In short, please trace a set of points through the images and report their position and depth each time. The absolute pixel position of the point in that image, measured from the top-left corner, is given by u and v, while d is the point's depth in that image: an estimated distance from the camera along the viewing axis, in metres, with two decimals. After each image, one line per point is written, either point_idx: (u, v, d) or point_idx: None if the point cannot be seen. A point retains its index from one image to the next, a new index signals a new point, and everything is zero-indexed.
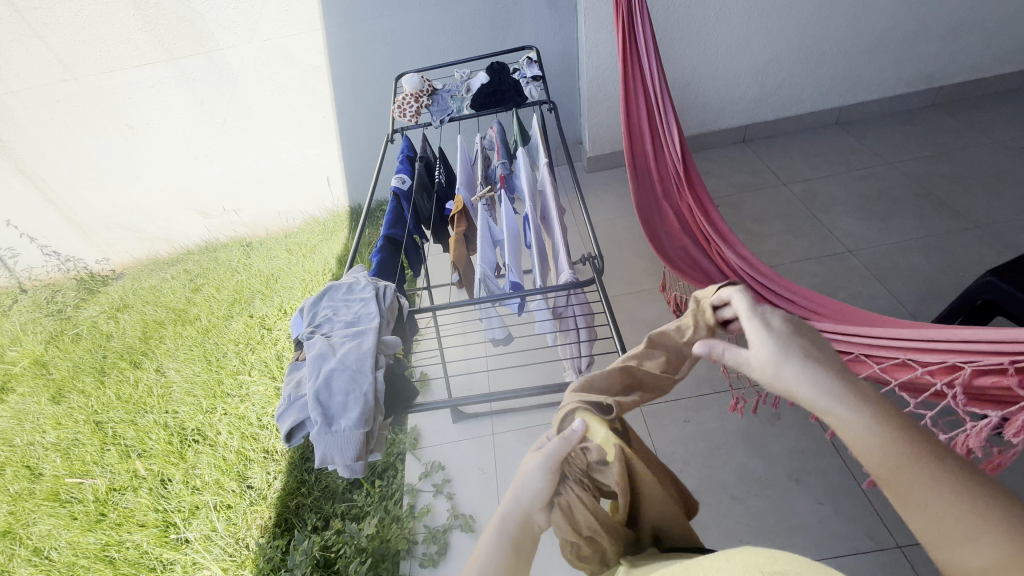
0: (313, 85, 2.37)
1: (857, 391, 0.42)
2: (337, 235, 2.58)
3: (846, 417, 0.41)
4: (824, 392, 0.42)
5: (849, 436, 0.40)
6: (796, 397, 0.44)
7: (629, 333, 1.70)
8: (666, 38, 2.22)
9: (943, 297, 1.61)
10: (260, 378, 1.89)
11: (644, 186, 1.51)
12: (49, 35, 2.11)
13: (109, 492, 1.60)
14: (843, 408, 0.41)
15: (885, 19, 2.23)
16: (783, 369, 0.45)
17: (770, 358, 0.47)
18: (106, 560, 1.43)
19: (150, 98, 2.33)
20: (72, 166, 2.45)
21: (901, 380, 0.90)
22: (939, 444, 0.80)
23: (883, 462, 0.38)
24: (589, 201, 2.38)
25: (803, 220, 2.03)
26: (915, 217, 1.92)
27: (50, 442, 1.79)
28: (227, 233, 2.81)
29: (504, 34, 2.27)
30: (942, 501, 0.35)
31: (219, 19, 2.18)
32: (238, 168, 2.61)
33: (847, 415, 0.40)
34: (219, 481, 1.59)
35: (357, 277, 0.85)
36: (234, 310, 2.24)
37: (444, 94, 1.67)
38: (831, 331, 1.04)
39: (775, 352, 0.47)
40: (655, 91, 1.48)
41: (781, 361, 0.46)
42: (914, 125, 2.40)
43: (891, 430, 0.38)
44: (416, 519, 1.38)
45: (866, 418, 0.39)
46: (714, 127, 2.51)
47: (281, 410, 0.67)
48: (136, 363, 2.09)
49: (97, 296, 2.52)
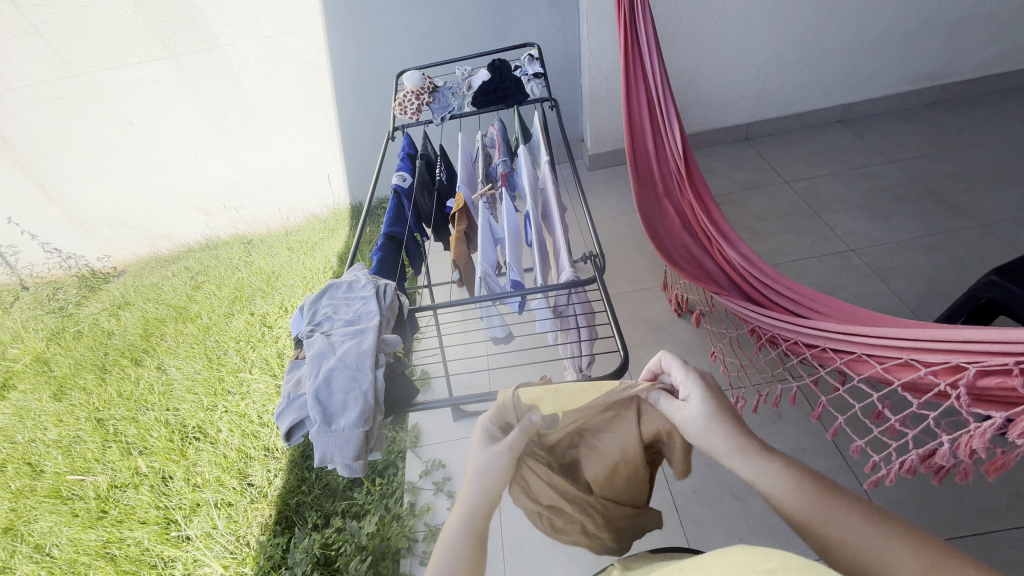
0: (313, 82, 2.36)
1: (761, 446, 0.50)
2: (338, 233, 2.57)
3: (765, 484, 0.48)
4: (747, 462, 0.49)
5: (770, 493, 0.48)
6: (721, 457, 0.51)
7: (630, 332, 1.70)
8: (668, 35, 2.20)
9: (946, 296, 1.60)
10: (261, 375, 1.89)
11: (646, 184, 1.51)
12: (49, 31, 2.12)
13: (110, 490, 1.60)
14: (762, 473, 0.48)
15: (889, 16, 2.22)
16: (710, 431, 0.52)
17: (698, 431, 0.53)
18: (108, 557, 1.43)
19: (151, 95, 2.33)
20: (73, 162, 2.47)
21: (903, 381, 0.92)
22: (942, 445, 0.79)
23: (803, 512, 0.45)
24: (591, 199, 2.37)
25: (805, 218, 2.02)
26: (917, 216, 1.91)
27: (52, 439, 1.79)
28: (228, 231, 2.81)
29: (505, 31, 2.26)
30: (844, 527, 0.44)
31: (219, 15, 2.17)
32: (238, 165, 2.60)
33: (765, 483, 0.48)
34: (220, 479, 1.59)
35: (358, 275, 0.85)
36: (235, 307, 2.24)
37: (445, 91, 1.67)
38: (832, 329, 1.03)
39: (702, 422, 0.53)
40: (657, 89, 1.48)
41: (709, 436, 0.52)
42: (918, 122, 2.38)
43: (799, 480, 0.47)
44: (417, 518, 1.39)
45: (775, 476, 0.48)
46: (716, 124, 2.50)
47: (280, 409, 0.67)
48: (137, 361, 2.09)
49: (98, 293, 2.56)
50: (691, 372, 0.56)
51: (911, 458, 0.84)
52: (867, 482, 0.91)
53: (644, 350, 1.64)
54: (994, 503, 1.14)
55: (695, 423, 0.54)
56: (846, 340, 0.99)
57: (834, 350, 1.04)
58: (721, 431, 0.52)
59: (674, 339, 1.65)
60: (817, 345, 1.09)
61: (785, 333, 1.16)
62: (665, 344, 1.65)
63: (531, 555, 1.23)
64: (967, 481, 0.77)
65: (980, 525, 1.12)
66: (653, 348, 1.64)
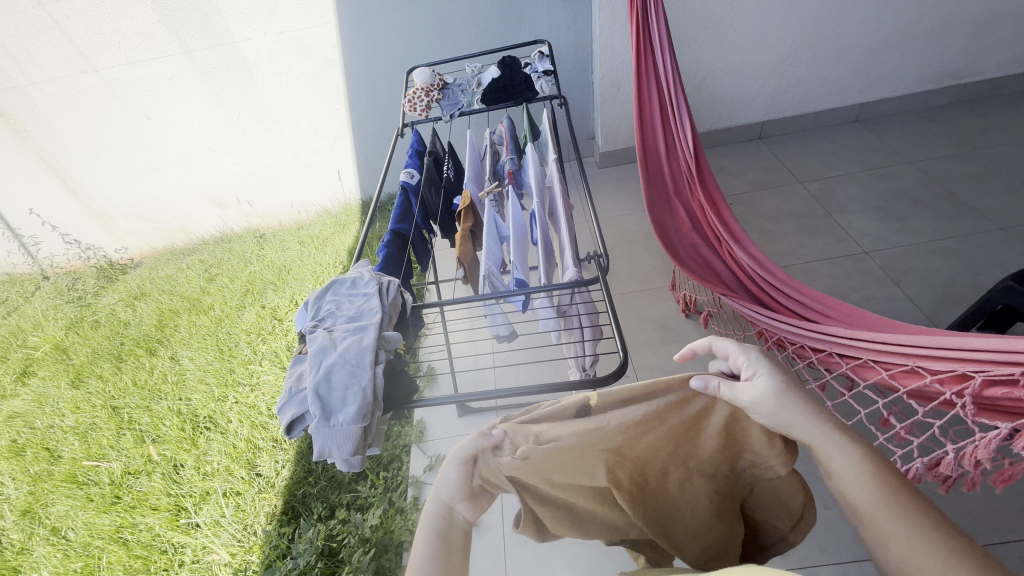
0: (326, 78, 2.38)
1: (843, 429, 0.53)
2: (348, 227, 2.59)
3: (835, 464, 0.52)
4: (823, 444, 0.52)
5: (842, 471, 0.51)
6: (796, 427, 0.53)
7: (637, 332, 1.69)
8: (682, 32, 2.18)
9: (962, 301, 1.56)
10: (271, 368, 1.92)
11: (656, 183, 1.49)
12: (70, 26, 2.18)
13: (123, 476, 1.64)
14: (835, 454, 0.52)
15: (910, 13, 2.17)
16: (787, 403, 0.53)
17: (770, 409, 0.53)
18: (120, 541, 1.47)
19: (167, 90, 2.36)
20: (91, 155, 2.53)
21: (910, 388, 0.90)
22: (947, 454, 0.78)
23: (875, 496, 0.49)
24: (600, 198, 2.36)
25: (818, 219, 1.99)
26: (935, 218, 1.87)
27: (69, 425, 1.85)
28: (241, 225, 2.85)
29: (517, 28, 2.25)
30: (914, 527, 0.47)
31: (234, 12, 2.19)
32: (252, 160, 2.64)
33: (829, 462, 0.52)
34: (228, 469, 1.62)
35: (362, 271, 0.85)
36: (247, 300, 2.28)
37: (454, 88, 1.66)
38: (837, 334, 1.01)
39: (779, 400, 0.53)
40: (669, 87, 1.46)
41: (783, 408, 0.53)
42: (938, 122, 2.33)
43: (875, 472, 0.50)
44: (419, 511, 1.40)
45: (845, 460, 0.51)
46: (730, 123, 2.46)
47: (282, 402, 0.68)
48: (151, 351, 2.14)
49: (115, 284, 2.65)
50: (746, 349, 0.56)
51: (917, 466, 0.81)
52: None
53: (650, 350, 1.63)
54: (1006, 513, 1.12)
55: (774, 404, 0.53)
56: (851, 345, 0.98)
57: (840, 355, 1.03)
58: (802, 410, 0.53)
59: (681, 340, 1.64)
60: (823, 349, 1.07)
61: (792, 336, 1.14)
62: (672, 345, 1.63)
63: (532, 553, 1.23)
64: (975, 490, 0.76)
65: (991, 534, 1.10)
66: (660, 349, 1.63)
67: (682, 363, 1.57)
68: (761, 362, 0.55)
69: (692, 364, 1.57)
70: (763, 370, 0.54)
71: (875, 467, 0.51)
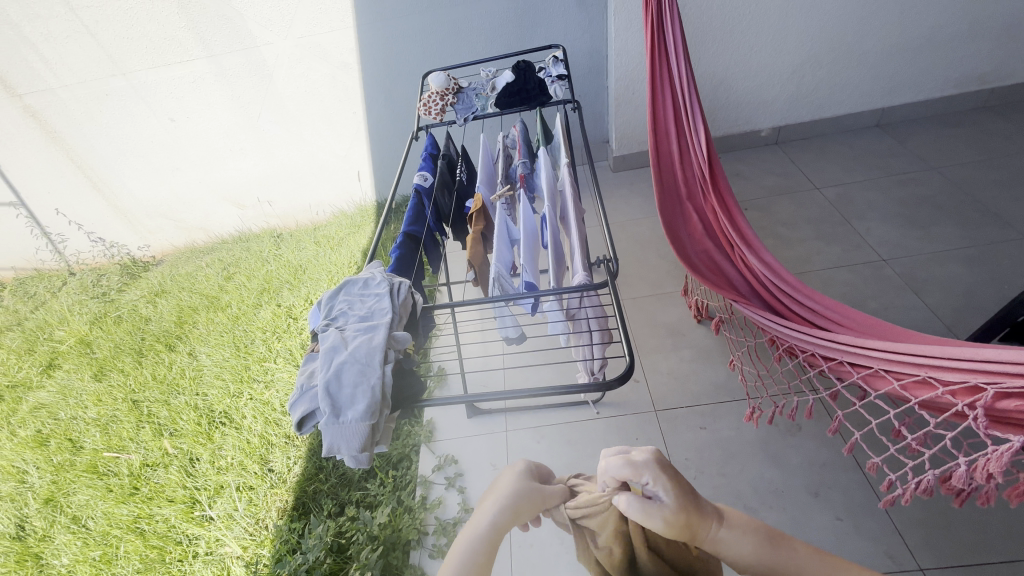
0: (343, 82, 2.41)
1: (712, 517, 0.56)
2: (363, 228, 2.63)
3: (754, 548, 0.54)
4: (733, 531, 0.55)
5: (729, 545, 0.55)
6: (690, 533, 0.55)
7: (648, 336, 1.68)
8: (699, 36, 2.16)
9: (984, 311, 1.53)
10: (285, 365, 1.95)
11: (669, 189, 1.49)
12: (99, 31, 2.24)
13: (142, 467, 1.69)
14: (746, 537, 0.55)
15: (934, 17, 2.13)
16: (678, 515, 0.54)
17: (672, 523, 0.54)
18: (137, 531, 1.51)
19: (190, 93, 2.43)
20: (118, 156, 2.62)
21: (920, 399, 0.89)
22: (959, 467, 0.77)
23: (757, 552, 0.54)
24: (614, 202, 2.36)
25: (835, 225, 1.96)
26: (957, 226, 1.83)
27: (91, 417, 1.90)
28: (260, 224, 2.92)
29: (533, 32, 2.26)
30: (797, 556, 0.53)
31: (256, 17, 2.23)
32: (271, 161, 2.69)
33: (744, 551, 0.55)
34: (242, 463, 1.65)
35: (374, 272, 0.87)
36: (263, 299, 2.31)
37: (469, 92, 1.67)
38: (849, 342, 1.00)
39: (681, 509, 0.55)
40: (683, 92, 1.46)
41: (677, 519, 0.54)
42: (963, 127, 2.28)
43: (746, 532, 0.55)
44: (427, 511, 1.40)
45: (756, 539, 0.55)
46: (747, 128, 2.44)
47: (294, 399, 0.70)
48: (171, 346, 2.19)
49: (138, 281, 2.74)
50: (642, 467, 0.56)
51: (928, 478, 0.81)
52: (884, 502, 0.89)
53: (661, 355, 1.62)
54: None
55: (679, 515, 0.54)
56: (863, 354, 0.97)
57: (851, 364, 1.02)
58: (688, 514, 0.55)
59: (693, 346, 1.63)
60: (834, 358, 1.06)
61: (803, 344, 1.13)
62: (683, 350, 1.62)
63: (538, 555, 1.23)
64: (989, 504, 0.75)
65: (1011, 552, 1.06)
66: (671, 354, 1.62)
67: (693, 369, 1.56)
68: (645, 454, 0.57)
69: (704, 369, 1.55)
70: (664, 485, 0.55)
71: (780, 534, 0.55)
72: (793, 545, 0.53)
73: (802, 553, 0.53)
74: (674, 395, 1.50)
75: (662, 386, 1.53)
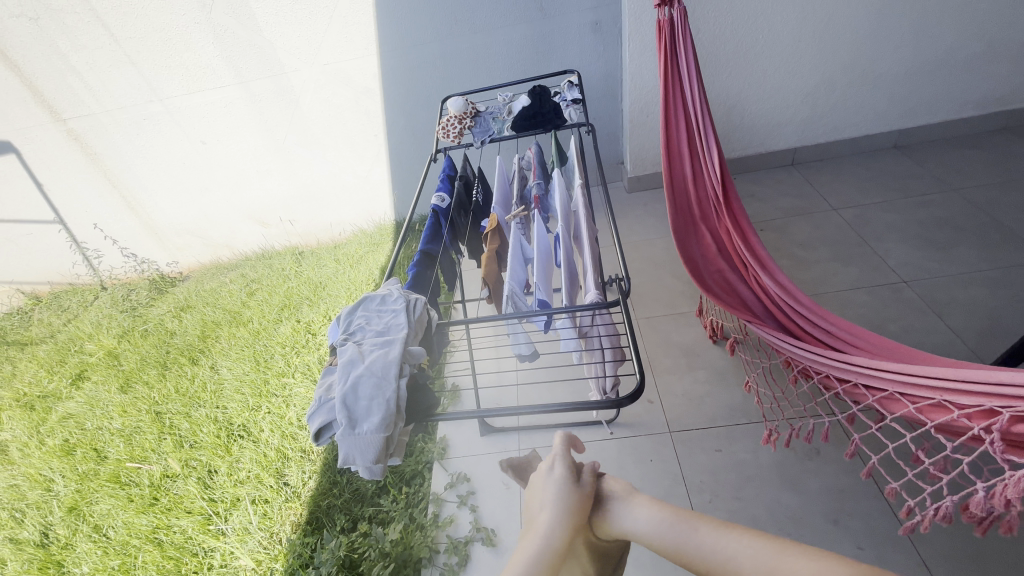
0: (366, 106, 2.50)
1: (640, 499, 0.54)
2: (382, 247, 2.69)
3: (666, 535, 0.50)
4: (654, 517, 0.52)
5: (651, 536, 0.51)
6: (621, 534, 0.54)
7: (662, 357, 1.68)
8: (712, 61, 2.20)
9: (1010, 335, 1.49)
10: (303, 380, 1.99)
11: (682, 209, 1.50)
12: (141, 61, 2.38)
13: (162, 478, 1.73)
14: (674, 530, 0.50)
15: (951, 39, 2.13)
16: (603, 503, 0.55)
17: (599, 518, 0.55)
18: (155, 542, 1.54)
19: (221, 117, 2.54)
20: (152, 177, 2.75)
21: (937, 422, 0.87)
22: (978, 493, 0.75)
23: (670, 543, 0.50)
24: (627, 222, 2.38)
25: (853, 246, 1.94)
26: (980, 248, 1.79)
27: (116, 427, 1.96)
28: (282, 242, 3.03)
29: (549, 58, 2.33)
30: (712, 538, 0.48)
31: (285, 45, 2.33)
32: (295, 182, 2.79)
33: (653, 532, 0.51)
34: (259, 477, 1.68)
35: (391, 289, 0.90)
36: (284, 314, 2.37)
37: (486, 116, 1.74)
38: (863, 363, 0.99)
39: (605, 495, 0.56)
40: (696, 114, 1.49)
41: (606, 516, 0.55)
42: (984, 148, 2.25)
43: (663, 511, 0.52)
44: (439, 529, 1.40)
45: (663, 524, 0.51)
46: (762, 149, 2.45)
47: (312, 410, 0.72)
48: (194, 360, 2.26)
49: (165, 296, 2.84)
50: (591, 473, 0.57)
51: (948, 504, 0.79)
52: (903, 529, 0.86)
53: (674, 376, 1.62)
54: None
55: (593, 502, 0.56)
56: (877, 376, 0.96)
57: (866, 386, 1.00)
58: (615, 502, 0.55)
59: (707, 367, 1.62)
60: (849, 380, 1.05)
61: (817, 365, 1.12)
62: (698, 371, 1.61)
63: None
64: (1012, 534, 0.72)
65: None
66: (685, 375, 1.61)
67: (708, 390, 1.54)
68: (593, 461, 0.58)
69: (719, 391, 1.54)
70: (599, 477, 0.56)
71: (693, 517, 0.50)
72: (697, 525, 0.49)
73: (711, 534, 0.48)
74: (689, 416, 1.49)
75: (677, 407, 1.52)
